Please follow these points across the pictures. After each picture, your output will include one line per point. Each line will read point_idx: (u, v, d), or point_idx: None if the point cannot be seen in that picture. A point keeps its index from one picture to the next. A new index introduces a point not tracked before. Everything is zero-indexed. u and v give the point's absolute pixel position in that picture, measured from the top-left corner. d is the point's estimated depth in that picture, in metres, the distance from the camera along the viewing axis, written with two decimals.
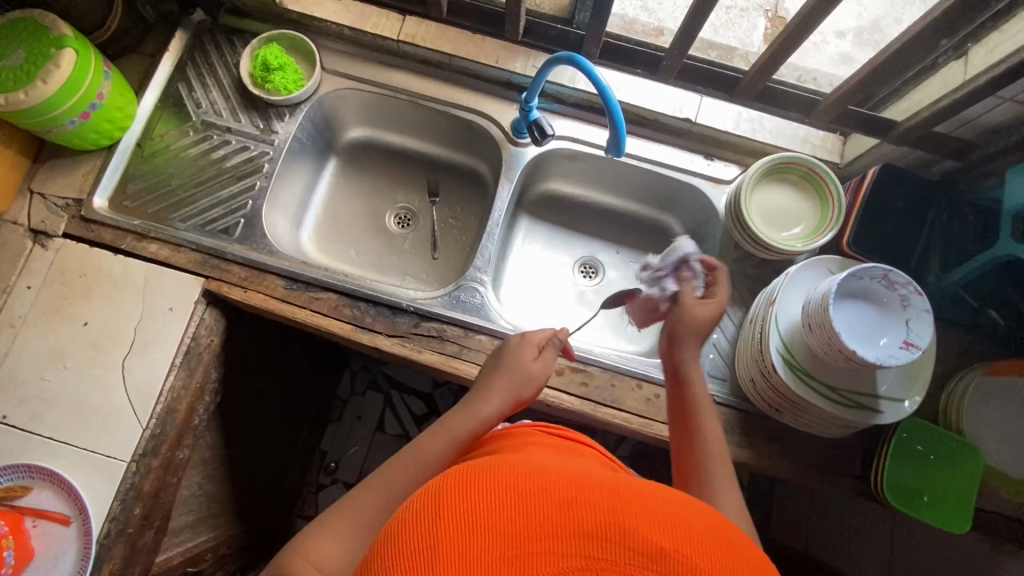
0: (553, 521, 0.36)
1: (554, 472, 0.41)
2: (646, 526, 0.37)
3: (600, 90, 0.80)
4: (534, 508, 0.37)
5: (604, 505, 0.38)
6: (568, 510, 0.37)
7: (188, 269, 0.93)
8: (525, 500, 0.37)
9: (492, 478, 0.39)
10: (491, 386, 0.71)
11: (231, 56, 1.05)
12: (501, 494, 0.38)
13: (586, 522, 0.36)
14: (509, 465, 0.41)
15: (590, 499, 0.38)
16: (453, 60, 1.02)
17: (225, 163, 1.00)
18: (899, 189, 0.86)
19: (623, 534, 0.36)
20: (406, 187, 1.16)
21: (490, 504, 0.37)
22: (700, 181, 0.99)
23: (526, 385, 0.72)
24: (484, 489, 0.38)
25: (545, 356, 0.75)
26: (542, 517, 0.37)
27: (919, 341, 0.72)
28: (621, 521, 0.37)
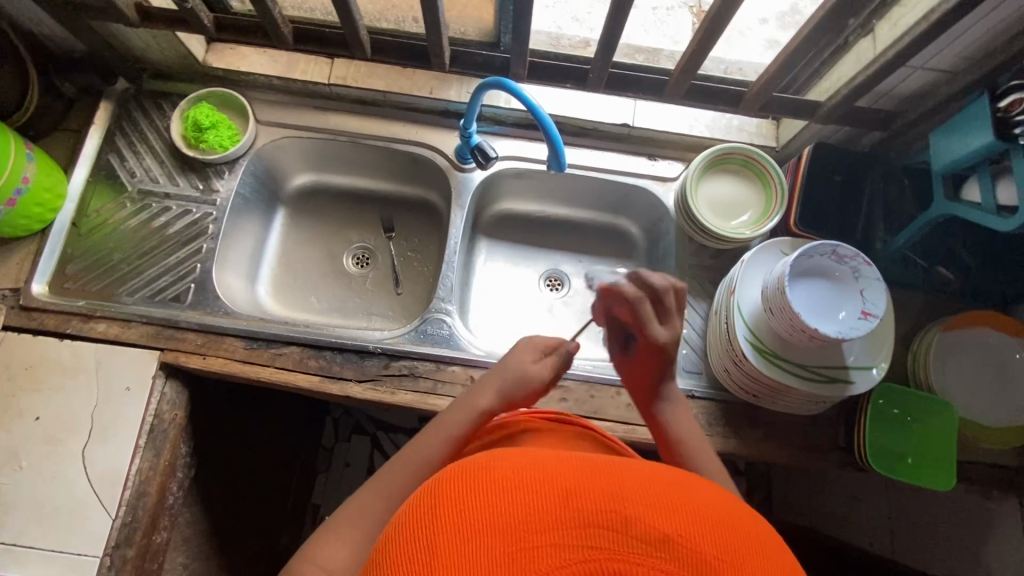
0: (554, 514, 0.35)
1: (554, 462, 0.40)
2: (647, 512, 0.35)
3: (530, 108, 0.80)
4: (532, 499, 0.36)
5: (602, 493, 0.37)
6: (566, 500, 0.36)
7: (142, 343, 0.89)
8: (524, 492, 0.37)
9: (487, 477, 0.38)
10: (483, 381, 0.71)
11: (161, 120, 1.02)
12: (499, 491, 0.37)
13: (586, 512, 0.35)
14: (502, 463, 0.40)
15: (589, 489, 0.37)
16: (387, 95, 1.02)
17: (167, 231, 0.97)
18: (834, 164, 0.89)
19: (624, 521, 0.35)
20: (360, 226, 1.14)
21: (486, 500, 0.36)
22: (647, 182, 1.02)
23: (521, 385, 0.71)
24: (481, 485, 0.38)
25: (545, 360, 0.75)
26: (541, 510, 0.35)
27: (875, 310, 0.74)
28: (621, 508, 0.35)
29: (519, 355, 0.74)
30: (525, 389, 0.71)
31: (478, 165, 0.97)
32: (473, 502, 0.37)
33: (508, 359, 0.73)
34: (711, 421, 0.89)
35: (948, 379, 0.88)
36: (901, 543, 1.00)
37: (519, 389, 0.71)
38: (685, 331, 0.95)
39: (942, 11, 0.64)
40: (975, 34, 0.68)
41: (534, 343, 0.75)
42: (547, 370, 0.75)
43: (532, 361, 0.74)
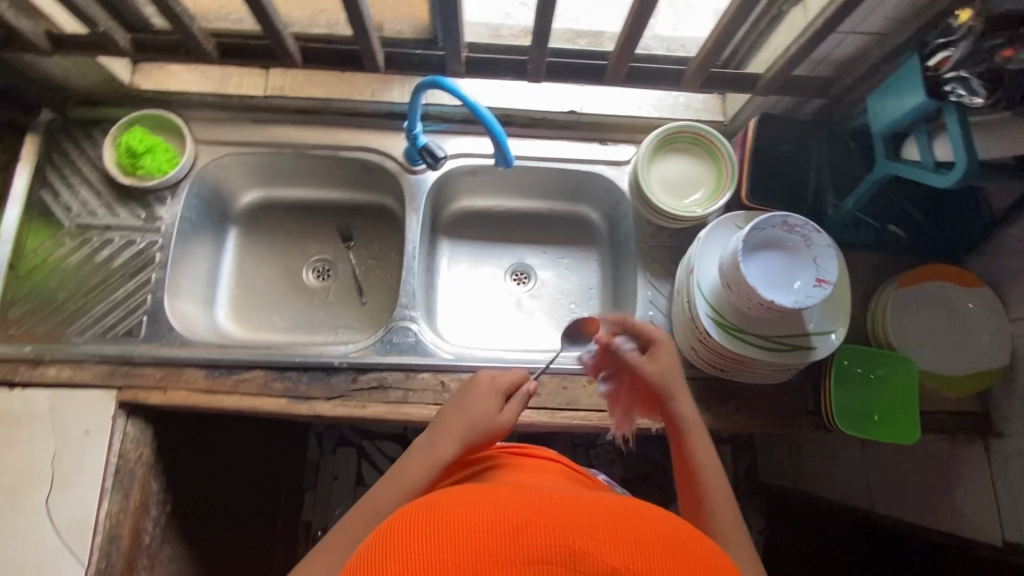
0: (504, 553, 0.35)
1: (507, 498, 0.40)
2: (600, 545, 0.35)
3: (469, 106, 0.79)
4: (483, 540, 0.36)
5: (555, 527, 0.36)
6: (517, 536, 0.36)
7: (97, 384, 0.86)
8: (476, 531, 0.36)
9: (438, 518, 0.38)
10: (445, 426, 0.68)
11: (94, 149, 0.98)
12: (450, 532, 0.36)
13: (537, 549, 0.35)
14: (457, 500, 0.40)
15: (542, 523, 0.37)
16: (329, 103, 1.00)
17: (112, 264, 0.93)
18: (780, 133, 0.90)
19: (575, 557, 0.35)
20: (317, 238, 1.12)
21: (437, 540, 0.36)
22: (601, 167, 1.01)
23: (485, 429, 0.68)
24: (433, 526, 0.37)
25: (510, 406, 0.72)
26: (492, 551, 0.35)
27: (829, 275, 0.76)
28: (573, 542, 0.35)
29: (483, 397, 0.71)
30: (490, 434, 0.69)
31: (428, 166, 0.95)
32: (424, 543, 0.36)
33: (472, 406, 0.69)
34: None
35: (907, 334, 0.90)
36: (878, 495, 1.03)
37: (483, 433, 0.68)
38: (651, 313, 0.96)
39: None
40: None
41: (498, 386, 0.72)
42: (512, 414, 0.72)
43: (498, 407, 0.71)
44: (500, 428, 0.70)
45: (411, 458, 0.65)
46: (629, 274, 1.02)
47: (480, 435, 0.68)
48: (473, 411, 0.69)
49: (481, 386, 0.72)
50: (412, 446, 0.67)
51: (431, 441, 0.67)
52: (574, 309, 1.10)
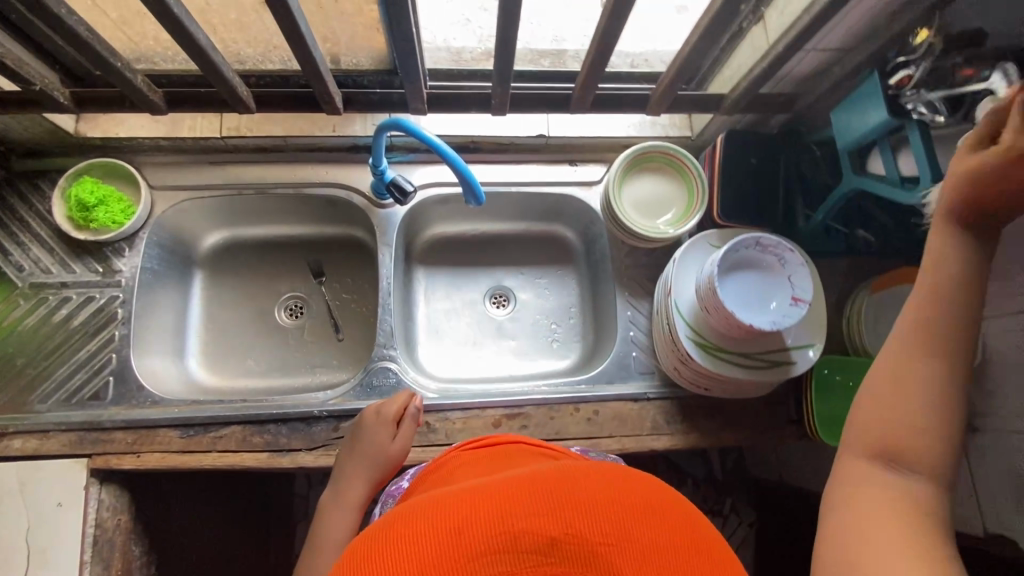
0: (450, 552, 0.40)
1: (448, 496, 0.45)
2: (537, 520, 0.41)
3: (433, 147, 0.78)
4: (430, 543, 0.40)
5: (491, 516, 0.41)
6: (459, 535, 0.40)
7: (66, 452, 0.83)
8: (427, 536, 0.41)
9: (387, 540, 0.42)
10: (347, 472, 0.80)
11: (42, 203, 0.93)
12: (398, 547, 0.41)
13: (481, 541, 0.40)
14: (404, 516, 0.44)
15: (480, 517, 0.41)
16: (288, 140, 0.96)
17: (72, 324, 0.89)
18: (748, 146, 0.89)
19: (515, 540, 0.40)
20: (288, 275, 1.08)
21: (390, 558, 0.40)
22: (573, 188, 1.00)
23: (381, 462, 0.79)
24: (384, 546, 0.41)
25: (401, 432, 0.81)
26: (442, 555, 0.40)
27: (804, 294, 0.76)
28: (511, 524, 0.41)
29: (371, 437, 0.80)
30: (388, 465, 0.80)
31: (396, 201, 0.93)
32: (377, 562, 0.40)
33: (363, 448, 0.79)
34: (669, 419, 0.90)
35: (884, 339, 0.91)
36: None
37: (382, 467, 0.80)
38: (631, 332, 0.95)
39: (821, 5, 0.64)
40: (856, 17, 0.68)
41: (383, 420, 0.81)
42: (405, 439, 0.82)
43: (390, 439, 0.80)
44: (397, 456, 0.80)
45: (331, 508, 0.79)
46: (608, 293, 1.02)
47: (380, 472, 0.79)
48: (365, 453, 0.79)
49: (368, 426, 0.81)
50: (330, 496, 0.81)
51: (342, 485, 0.80)
52: (555, 329, 1.09)
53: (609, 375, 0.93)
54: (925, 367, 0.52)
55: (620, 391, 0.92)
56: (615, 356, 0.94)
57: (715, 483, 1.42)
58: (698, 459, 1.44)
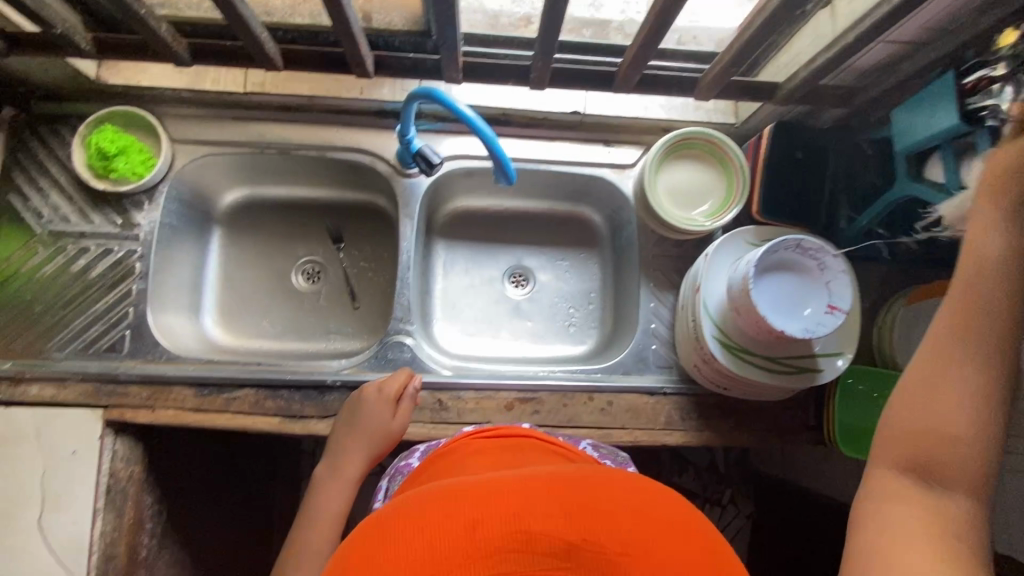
0: (461, 548, 0.38)
1: (461, 490, 0.43)
2: (552, 523, 0.39)
3: (465, 119, 0.73)
4: (441, 537, 0.39)
5: (504, 513, 0.40)
6: (471, 530, 0.39)
7: (81, 403, 0.83)
8: (437, 527, 0.40)
9: (397, 530, 0.41)
10: (346, 447, 0.79)
11: (62, 149, 0.91)
12: (407, 536, 0.40)
13: (492, 539, 0.39)
14: (414, 505, 0.43)
15: (493, 514, 0.40)
16: (316, 100, 0.93)
17: (89, 275, 0.88)
18: (795, 139, 0.84)
19: (529, 540, 0.39)
20: (306, 238, 1.07)
21: (399, 548, 0.39)
22: (605, 171, 0.96)
23: (381, 439, 0.78)
24: (392, 536, 0.40)
25: (402, 409, 0.81)
26: (452, 550, 0.38)
27: (841, 302, 0.73)
28: (527, 525, 0.39)
29: (372, 413, 0.79)
30: (387, 441, 0.79)
31: (422, 172, 0.90)
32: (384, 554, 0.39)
33: (364, 424, 0.78)
34: (683, 416, 0.89)
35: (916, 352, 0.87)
36: None
37: (381, 444, 0.79)
38: (653, 325, 0.93)
39: None
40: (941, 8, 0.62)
41: (386, 398, 0.80)
42: (404, 418, 0.81)
43: (390, 417, 0.80)
44: (397, 433, 0.80)
45: (329, 483, 0.78)
46: (632, 282, 0.99)
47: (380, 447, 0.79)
48: (364, 427, 0.78)
49: (368, 401, 0.79)
50: (323, 470, 0.79)
51: (338, 461, 0.79)
52: (573, 313, 1.07)
53: (626, 367, 0.92)
54: (960, 375, 0.49)
55: (636, 383, 0.90)
56: (634, 347, 0.92)
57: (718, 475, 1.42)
58: (703, 451, 1.43)
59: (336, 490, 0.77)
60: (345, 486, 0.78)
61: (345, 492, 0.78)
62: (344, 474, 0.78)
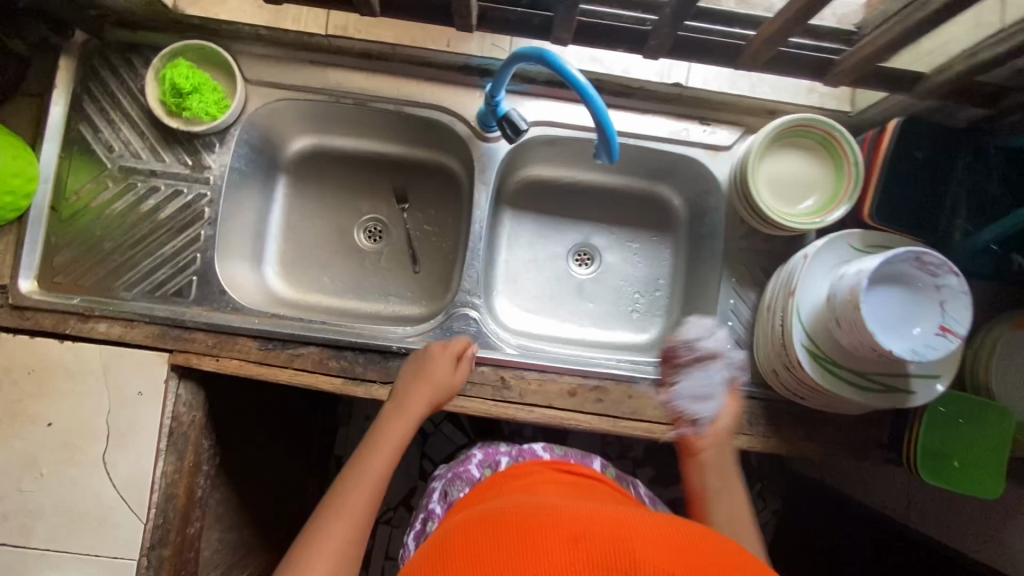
0: (560, 561, 0.43)
1: (558, 518, 0.50)
2: (646, 555, 0.44)
3: (575, 87, 0.67)
4: (542, 552, 0.44)
5: (601, 539, 0.45)
6: (571, 544, 0.45)
7: (148, 344, 0.83)
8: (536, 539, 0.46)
9: (499, 544, 0.47)
10: (408, 393, 0.76)
11: (134, 81, 0.87)
12: (509, 548, 0.46)
13: (588, 555, 0.43)
14: (514, 524, 0.49)
15: (591, 538, 0.45)
16: (398, 49, 0.88)
17: (159, 216, 0.87)
18: (922, 137, 0.76)
19: (626, 564, 0.43)
20: (370, 195, 1.03)
21: (502, 557, 0.45)
22: (698, 151, 0.89)
23: (442, 393, 0.78)
24: (496, 546, 0.47)
25: (462, 366, 0.81)
26: (552, 561, 0.43)
27: (956, 325, 0.67)
28: (623, 550, 0.44)
29: (431, 367, 0.78)
30: (447, 395, 0.78)
31: (505, 137, 0.84)
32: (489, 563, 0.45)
33: (429, 373, 0.78)
34: (753, 419, 0.85)
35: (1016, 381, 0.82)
36: None
37: (442, 396, 0.78)
38: (730, 323, 0.88)
39: None
40: None
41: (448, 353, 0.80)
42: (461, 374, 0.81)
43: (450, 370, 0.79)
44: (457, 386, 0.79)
45: (382, 428, 0.74)
46: (709, 274, 0.94)
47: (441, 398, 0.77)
48: (428, 375, 0.77)
49: (434, 354, 0.79)
50: (376, 426, 0.75)
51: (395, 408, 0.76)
52: (638, 299, 1.03)
53: None
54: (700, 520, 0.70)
55: None
56: None
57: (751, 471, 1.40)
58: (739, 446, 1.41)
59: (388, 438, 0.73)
60: (403, 430, 0.74)
61: (398, 440, 0.73)
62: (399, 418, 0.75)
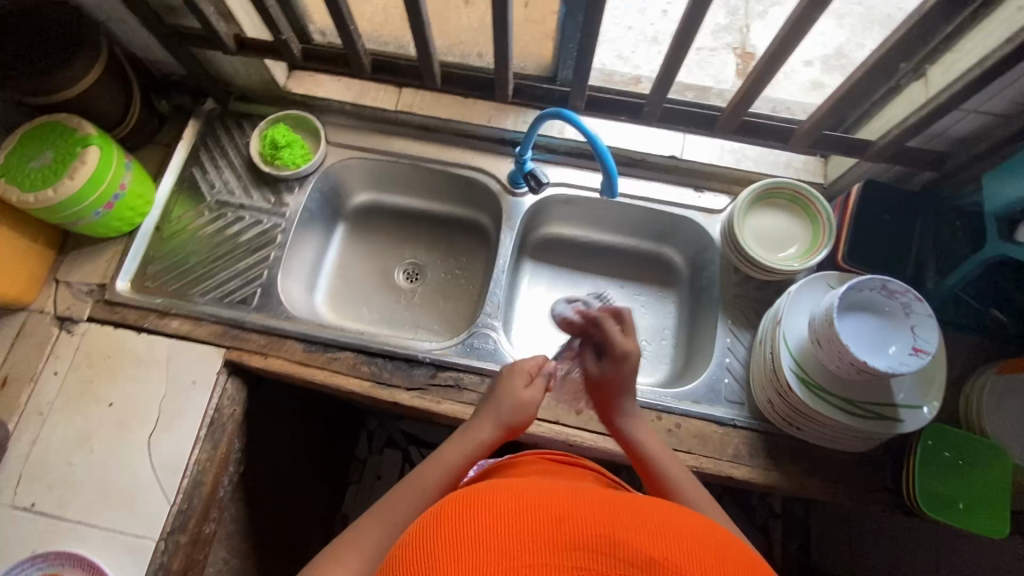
0: (547, 535, 0.38)
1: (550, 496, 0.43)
2: (635, 536, 0.39)
3: (590, 139, 0.85)
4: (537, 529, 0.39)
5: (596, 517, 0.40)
6: (559, 524, 0.39)
7: (209, 341, 0.96)
8: (511, 520, 0.39)
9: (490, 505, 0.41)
10: (481, 414, 0.75)
11: (242, 139, 1.11)
12: (503, 519, 0.40)
13: (577, 535, 0.39)
14: (503, 486, 0.43)
15: (582, 515, 0.40)
16: (449, 123, 1.09)
17: (239, 238, 1.05)
18: (885, 201, 0.89)
19: (614, 545, 0.38)
20: (413, 243, 1.20)
21: (496, 518, 0.40)
22: (694, 213, 1.04)
23: (516, 412, 0.75)
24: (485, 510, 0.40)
25: (536, 384, 0.78)
26: (538, 534, 0.38)
27: (927, 346, 0.74)
28: (613, 532, 0.39)
29: (504, 384, 0.77)
30: (522, 414, 0.76)
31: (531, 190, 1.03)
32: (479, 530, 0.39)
33: (502, 390, 0.76)
34: (752, 451, 0.89)
35: (1003, 428, 0.85)
36: None
37: (517, 415, 0.75)
38: (727, 359, 0.96)
39: (997, 59, 0.65)
40: None
41: (519, 368, 0.78)
42: (537, 393, 0.78)
43: (523, 386, 0.77)
44: (530, 406, 0.76)
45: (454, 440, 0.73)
46: (708, 320, 1.03)
47: (513, 420, 0.75)
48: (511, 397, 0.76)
49: (512, 373, 0.78)
50: (451, 436, 0.74)
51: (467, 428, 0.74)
52: (645, 346, 1.10)
53: (697, 395, 0.93)
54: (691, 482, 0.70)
55: (705, 411, 0.92)
56: (707, 378, 0.95)
57: (773, 563, 1.32)
58: (758, 533, 1.35)
59: (448, 460, 0.71)
60: (490, 427, 0.74)
61: (465, 455, 0.71)
62: (469, 437, 0.73)
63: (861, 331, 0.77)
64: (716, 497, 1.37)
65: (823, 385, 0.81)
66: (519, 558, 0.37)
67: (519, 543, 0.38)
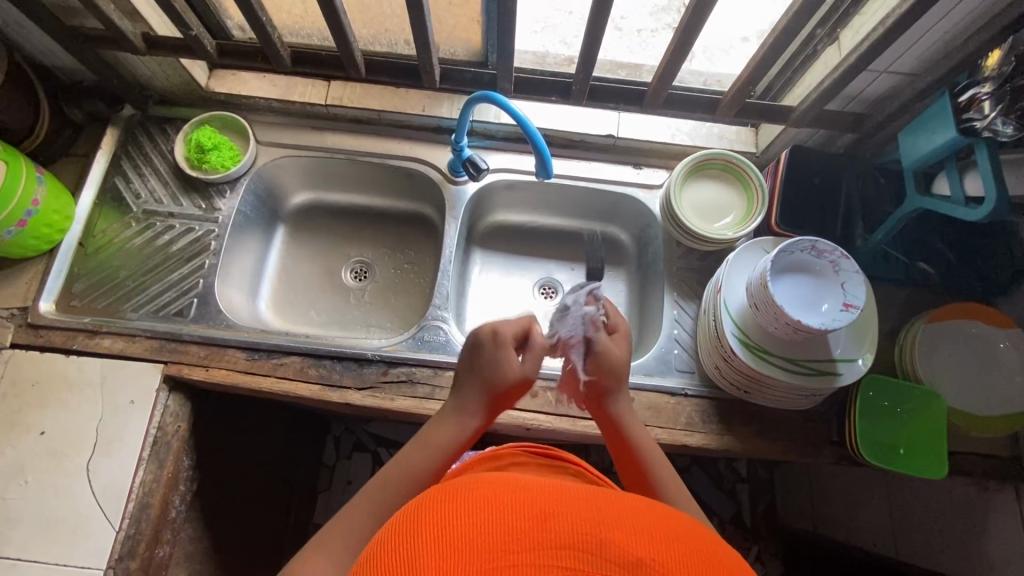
0: (529, 532, 0.34)
1: (533, 486, 0.39)
2: (625, 536, 0.35)
3: (520, 123, 0.85)
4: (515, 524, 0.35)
5: (583, 515, 0.36)
6: (541, 521, 0.35)
7: (145, 357, 0.91)
8: (488, 515, 0.35)
9: (467, 494, 0.37)
10: (470, 393, 0.67)
11: (165, 144, 1.06)
12: (482, 511, 0.36)
13: (559, 534, 0.34)
14: (484, 480, 0.39)
15: (567, 509, 0.36)
16: (382, 114, 1.06)
17: (171, 248, 1.01)
18: (811, 165, 0.92)
19: (600, 544, 0.34)
20: (357, 241, 1.17)
21: (473, 514, 0.35)
22: (634, 190, 1.05)
23: (509, 383, 0.67)
24: (462, 503, 0.36)
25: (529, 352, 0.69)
26: (519, 533, 0.34)
27: (857, 300, 0.76)
28: (600, 531, 0.35)
29: (491, 358, 0.68)
30: (514, 383, 0.68)
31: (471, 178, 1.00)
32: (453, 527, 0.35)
33: (488, 363, 0.68)
34: (705, 418, 0.91)
35: (936, 374, 0.89)
36: (903, 545, 0.99)
37: (509, 385, 0.68)
38: (676, 331, 0.98)
39: (895, 18, 0.68)
40: (932, 36, 0.71)
41: (504, 341, 0.68)
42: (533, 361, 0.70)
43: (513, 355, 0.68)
44: (525, 374, 0.68)
45: (428, 433, 0.66)
46: (656, 294, 1.05)
47: (509, 390, 0.68)
48: (502, 368, 0.67)
49: (496, 343, 0.68)
50: (438, 416, 0.68)
51: (455, 407, 0.68)
52: None
53: (648, 368, 0.95)
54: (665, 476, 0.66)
55: (658, 383, 0.93)
56: (657, 351, 0.96)
57: (742, 525, 1.36)
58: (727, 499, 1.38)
59: (437, 442, 0.65)
60: (483, 401, 0.67)
61: (454, 438, 0.66)
62: (458, 416, 0.67)
63: (797, 289, 0.80)
64: (685, 468, 1.40)
65: (777, 353, 0.83)
66: (496, 555, 0.33)
67: (497, 539, 0.34)
